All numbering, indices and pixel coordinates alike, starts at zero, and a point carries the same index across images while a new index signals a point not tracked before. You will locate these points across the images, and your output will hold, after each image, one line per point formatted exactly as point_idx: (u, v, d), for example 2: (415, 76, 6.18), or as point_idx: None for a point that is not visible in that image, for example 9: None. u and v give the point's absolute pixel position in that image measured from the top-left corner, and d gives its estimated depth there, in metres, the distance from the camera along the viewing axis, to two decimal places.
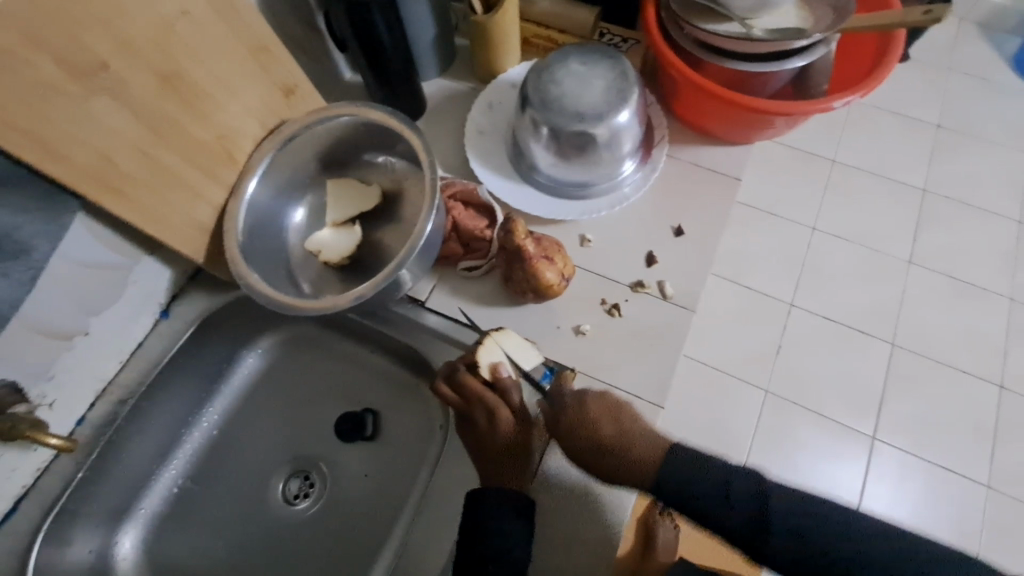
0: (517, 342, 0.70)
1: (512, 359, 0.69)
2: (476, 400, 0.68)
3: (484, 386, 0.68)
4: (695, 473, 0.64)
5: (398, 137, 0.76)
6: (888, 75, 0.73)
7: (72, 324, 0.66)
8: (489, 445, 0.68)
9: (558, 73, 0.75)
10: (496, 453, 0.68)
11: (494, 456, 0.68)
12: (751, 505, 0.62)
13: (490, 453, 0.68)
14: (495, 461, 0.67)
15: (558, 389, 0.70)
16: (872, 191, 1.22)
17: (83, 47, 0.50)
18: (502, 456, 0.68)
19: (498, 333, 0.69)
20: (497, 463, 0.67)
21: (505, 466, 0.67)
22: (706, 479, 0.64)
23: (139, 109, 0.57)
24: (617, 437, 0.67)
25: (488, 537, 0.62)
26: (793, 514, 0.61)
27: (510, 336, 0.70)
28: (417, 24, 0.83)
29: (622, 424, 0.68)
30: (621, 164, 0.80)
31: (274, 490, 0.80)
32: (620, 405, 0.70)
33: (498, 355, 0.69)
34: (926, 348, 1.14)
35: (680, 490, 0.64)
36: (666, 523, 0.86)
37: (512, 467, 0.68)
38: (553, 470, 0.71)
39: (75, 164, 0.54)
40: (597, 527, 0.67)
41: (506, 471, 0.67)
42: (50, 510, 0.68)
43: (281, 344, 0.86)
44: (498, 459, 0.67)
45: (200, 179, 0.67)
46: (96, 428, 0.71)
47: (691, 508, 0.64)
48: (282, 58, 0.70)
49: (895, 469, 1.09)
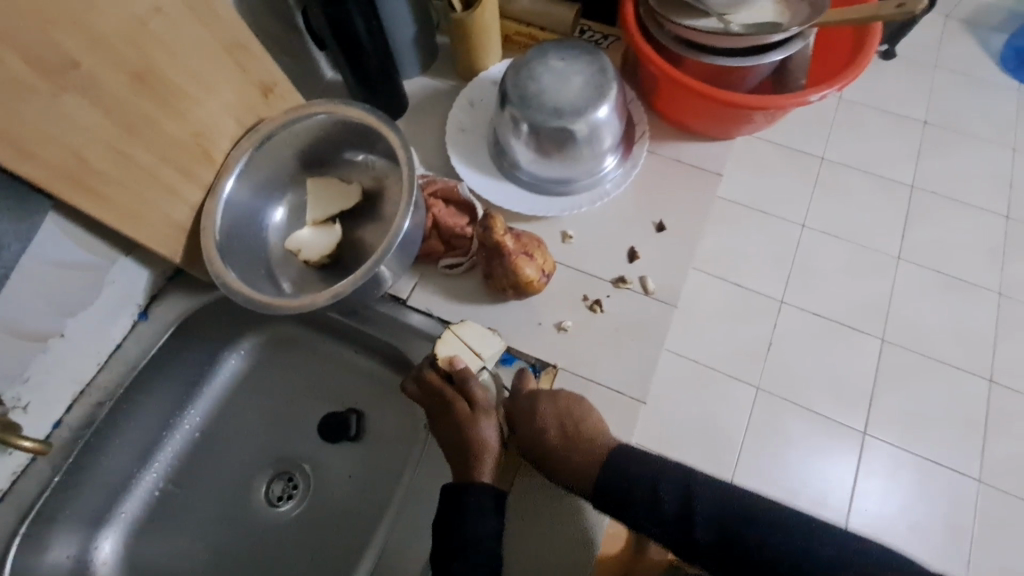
0: (476, 332, 0.70)
1: (472, 351, 0.70)
2: (436, 395, 0.69)
3: (443, 380, 0.69)
4: (636, 463, 0.66)
5: (377, 134, 0.76)
6: (865, 67, 0.73)
7: (48, 325, 0.65)
8: (457, 438, 0.67)
9: (537, 70, 0.75)
10: (464, 446, 0.67)
11: (464, 448, 0.67)
12: (680, 496, 0.64)
13: (460, 446, 0.67)
14: (463, 453, 0.66)
15: (518, 382, 0.71)
16: (860, 187, 1.23)
17: (53, 44, 0.50)
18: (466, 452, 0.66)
19: (457, 325, 0.70)
20: (462, 458, 0.66)
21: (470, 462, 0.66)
22: (646, 468, 0.66)
23: (112, 108, 0.57)
24: (564, 433, 0.66)
25: (463, 529, 0.61)
26: (721, 503, 0.62)
27: (471, 328, 0.71)
28: (396, 21, 0.83)
29: (569, 429, 0.67)
30: (602, 159, 0.80)
31: (257, 493, 0.79)
32: (575, 404, 0.69)
33: (455, 347, 0.69)
34: (917, 343, 1.14)
35: (612, 494, 0.64)
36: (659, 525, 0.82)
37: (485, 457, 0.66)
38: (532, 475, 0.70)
39: (46, 162, 0.54)
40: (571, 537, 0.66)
41: (472, 467, 0.65)
42: (26, 516, 0.66)
43: (263, 345, 0.86)
44: (467, 451, 0.66)
45: (176, 177, 0.66)
46: (74, 431, 0.70)
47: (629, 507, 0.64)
48: (258, 57, 0.69)
49: (888, 463, 1.09)
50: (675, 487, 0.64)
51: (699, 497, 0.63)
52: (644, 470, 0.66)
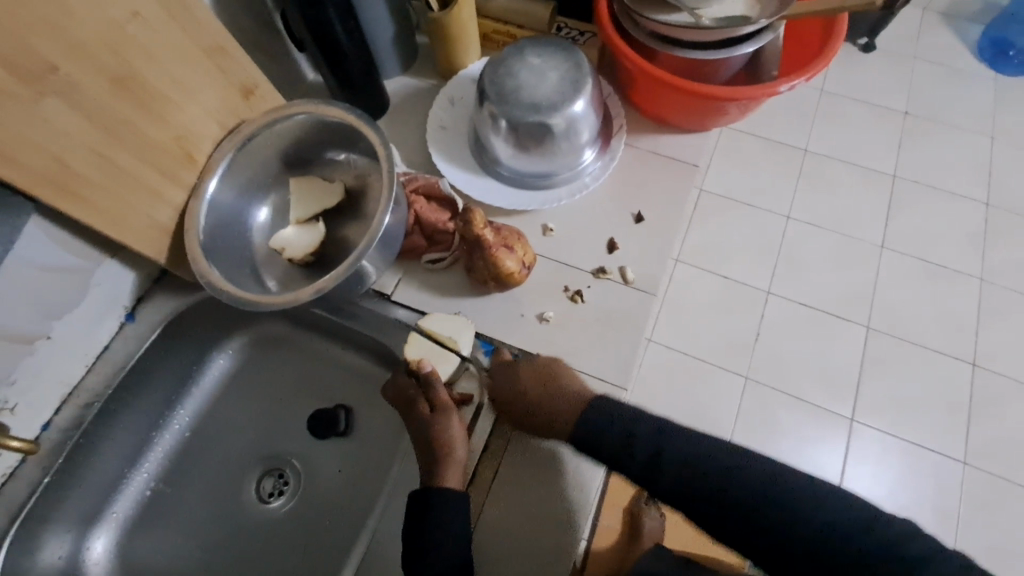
0: (444, 317, 0.73)
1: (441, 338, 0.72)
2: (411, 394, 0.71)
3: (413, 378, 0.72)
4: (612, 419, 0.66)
5: (358, 133, 0.77)
6: (833, 58, 0.75)
7: (34, 327, 0.66)
8: (423, 439, 0.68)
9: (514, 67, 0.76)
10: (430, 448, 0.66)
11: (429, 450, 0.67)
12: (653, 452, 0.64)
13: (426, 447, 0.67)
14: (430, 455, 0.66)
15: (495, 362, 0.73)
16: (843, 178, 1.25)
17: (31, 50, 0.51)
18: (432, 451, 0.66)
19: (425, 317, 0.74)
20: (428, 458, 0.66)
21: (436, 466, 0.65)
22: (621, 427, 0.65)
23: (93, 112, 0.58)
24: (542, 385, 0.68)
25: (426, 527, 0.61)
26: (692, 456, 0.63)
27: (438, 318, 0.73)
28: (375, 22, 0.84)
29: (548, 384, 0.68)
30: (580, 153, 0.81)
31: (248, 489, 0.80)
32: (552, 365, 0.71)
33: (423, 349, 0.72)
34: (902, 330, 1.16)
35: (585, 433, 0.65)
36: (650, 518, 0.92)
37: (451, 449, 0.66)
38: (517, 458, 0.69)
39: (27, 167, 0.54)
40: (555, 536, 0.65)
41: (437, 468, 0.65)
42: (17, 516, 0.67)
43: (252, 344, 0.87)
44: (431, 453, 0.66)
45: (159, 179, 0.67)
46: (63, 433, 0.71)
47: (600, 450, 0.65)
48: (239, 59, 0.71)
49: (877, 450, 1.12)
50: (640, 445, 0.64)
51: (669, 449, 0.64)
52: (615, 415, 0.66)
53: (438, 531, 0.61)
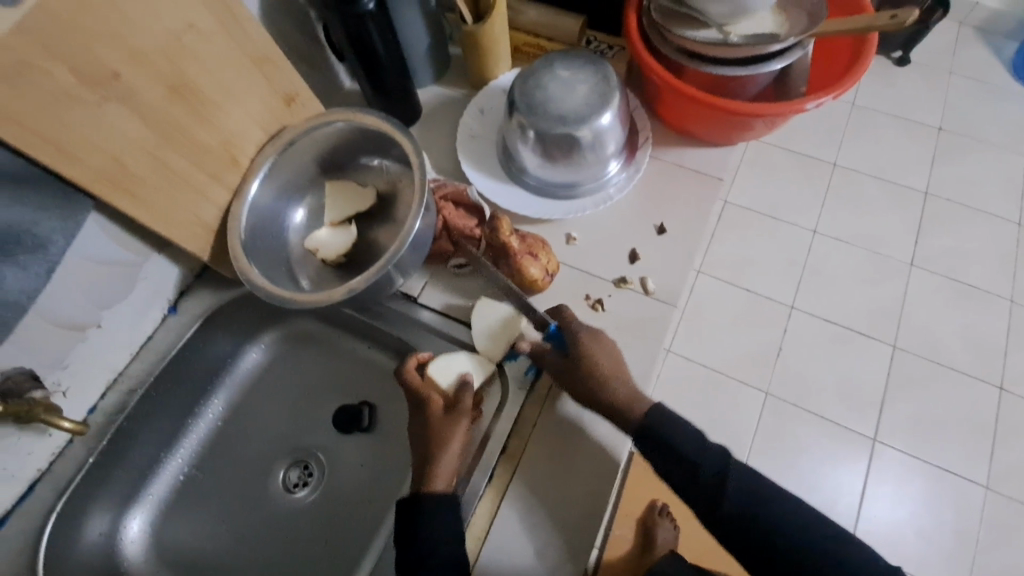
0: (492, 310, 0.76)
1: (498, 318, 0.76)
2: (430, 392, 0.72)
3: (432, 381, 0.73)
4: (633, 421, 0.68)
5: (391, 140, 0.80)
6: (861, 77, 0.76)
7: (86, 315, 0.70)
8: (428, 439, 0.68)
9: (543, 79, 0.78)
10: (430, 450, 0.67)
11: (422, 458, 0.68)
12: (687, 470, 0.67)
13: (427, 449, 0.68)
14: (428, 458, 0.67)
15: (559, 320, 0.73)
16: (872, 194, 1.24)
17: (97, 58, 0.55)
18: (424, 460, 0.67)
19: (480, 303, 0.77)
20: (420, 467, 0.67)
21: (424, 476, 0.66)
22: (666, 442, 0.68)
23: (150, 116, 0.62)
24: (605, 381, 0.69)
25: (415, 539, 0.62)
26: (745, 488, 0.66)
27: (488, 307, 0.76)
28: (411, 34, 0.87)
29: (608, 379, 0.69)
30: (606, 164, 0.83)
31: (275, 479, 0.84)
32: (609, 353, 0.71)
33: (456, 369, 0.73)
34: (930, 351, 1.15)
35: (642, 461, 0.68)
36: (664, 530, 0.99)
37: (443, 461, 0.66)
38: (535, 471, 0.70)
39: (90, 167, 0.58)
40: (562, 546, 0.66)
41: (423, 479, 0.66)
42: (63, 492, 0.71)
43: (284, 340, 0.90)
44: (430, 456, 0.67)
45: (206, 180, 0.71)
46: (108, 415, 0.75)
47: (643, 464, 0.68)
48: (283, 68, 0.75)
49: (899, 471, 1.10)
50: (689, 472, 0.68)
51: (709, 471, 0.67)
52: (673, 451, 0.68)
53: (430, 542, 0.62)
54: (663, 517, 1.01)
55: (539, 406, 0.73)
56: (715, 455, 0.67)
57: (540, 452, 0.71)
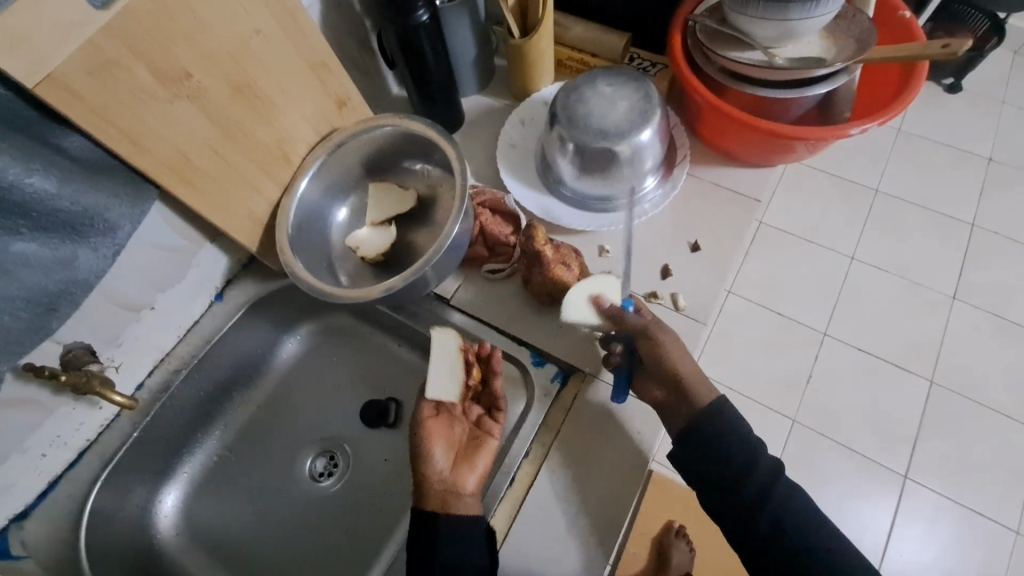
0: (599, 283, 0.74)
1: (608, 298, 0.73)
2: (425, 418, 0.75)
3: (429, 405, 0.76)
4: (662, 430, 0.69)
5: (435, 146, 0.83)
6: (909, 106, 0.75)
7: (141, 297, 0.74)
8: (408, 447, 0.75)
9: (585, 93, 0.80)
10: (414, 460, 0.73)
11: (419, 480, 0.72)
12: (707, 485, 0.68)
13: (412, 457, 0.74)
14: (423, 478, 0.71)
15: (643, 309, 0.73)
16: (915, 223, 1.20)
17: (172, 58, 0.59)
18: (421, 480, 0.71)
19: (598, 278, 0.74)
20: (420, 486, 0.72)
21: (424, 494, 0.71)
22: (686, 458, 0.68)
23: (214, 114, 0.66)
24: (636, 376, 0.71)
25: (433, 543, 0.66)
26: (772, 504, 0.66)
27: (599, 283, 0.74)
28: (459, 44, 0.90)
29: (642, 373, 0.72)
30: (642, 180, 0.84)
31: (302, 466, 0.86)
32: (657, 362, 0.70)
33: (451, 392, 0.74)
34: (967, 387, 1.11)
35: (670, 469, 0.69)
36: (679, 549, 0.99)
37: (436, 478, 0.71)
38: (555, 480, 0.70)
39: (156, 158, 0.62)
40: (577, 555, 0.67)
41: (422, 495, 0.71)
42: (108, 462, 0.75)
43: (319, 333, 0.94)
44: (426, 478, 0.71)
45: (260, 176, 0.75)
46: (153, 393, 0.79)
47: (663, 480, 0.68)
48: (337, 74, 0.78)
49: (928, 512, 1.07)
50: (710, 490, 0.68)
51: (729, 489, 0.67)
52: (692, 467, 0.68)
53: (446, 537, 0.65)
54: (679, 539, 1.00)
55: (563, 413, 0.75)
56: (740, 477, 0.66)
57: (561, 459, 0.71)
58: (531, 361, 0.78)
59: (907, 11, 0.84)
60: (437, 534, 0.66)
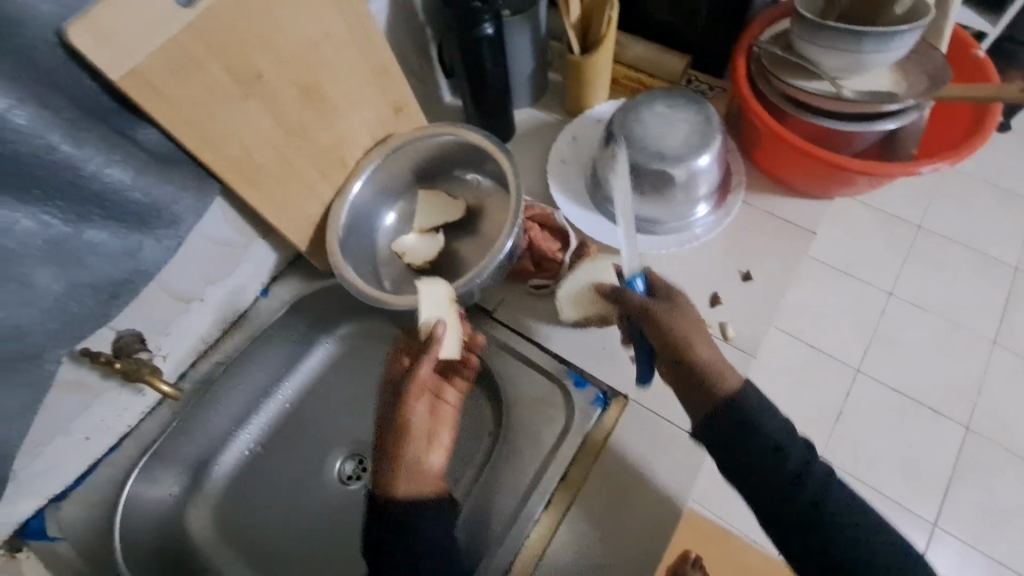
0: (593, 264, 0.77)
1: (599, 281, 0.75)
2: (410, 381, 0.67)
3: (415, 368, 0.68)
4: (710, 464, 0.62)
5: (489, 157, 0.83)
6: (982, 147, 0.73)
7: (193, 289, 0.75)
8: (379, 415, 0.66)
9: (643, 114, 0.79)
10: (388, 430, 0.65)
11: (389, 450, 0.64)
12: None
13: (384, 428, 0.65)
14: (397, 450, 0.64)
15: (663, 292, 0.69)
16: (961, 264, 1.17)
17: (248, 58, 0.60)
18: (394, 452, 0.64)
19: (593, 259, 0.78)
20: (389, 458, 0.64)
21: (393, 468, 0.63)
22: None
23: (280, 114, 0.67)
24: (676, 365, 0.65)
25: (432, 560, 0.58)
26: None
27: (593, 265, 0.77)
28: (518, 57, 0.91)
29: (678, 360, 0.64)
30: (695, 206, 0.83)
31: (330, 468, 0.85)
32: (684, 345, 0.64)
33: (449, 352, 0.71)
34: (1007, 438, 1.06)
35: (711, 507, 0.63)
36: None
37: (411, 454, 0.64)
38: (592, 506, 0.69)
39: (222, 154, 0.63)
40: None
41: (393, 470, 0.63)
42: (147, 450, 0.76)
43: (356, 334, 0.93)
44: (400, 450, 0.64)
45: (316, 177, 0.75)
46: (195, 384, 0.80)
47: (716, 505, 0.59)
48: (398, 81, 0.79)
49: (953, 561, 1.02)
50: None
51: None
52: None
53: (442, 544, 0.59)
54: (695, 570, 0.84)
55: (603, 437, 0.72)
56: None
57: (598, 486, 0.70)
58: (571, 381, 0.75)
59: (981, 49, 0.82)
60: (422, 526, 0.60)
